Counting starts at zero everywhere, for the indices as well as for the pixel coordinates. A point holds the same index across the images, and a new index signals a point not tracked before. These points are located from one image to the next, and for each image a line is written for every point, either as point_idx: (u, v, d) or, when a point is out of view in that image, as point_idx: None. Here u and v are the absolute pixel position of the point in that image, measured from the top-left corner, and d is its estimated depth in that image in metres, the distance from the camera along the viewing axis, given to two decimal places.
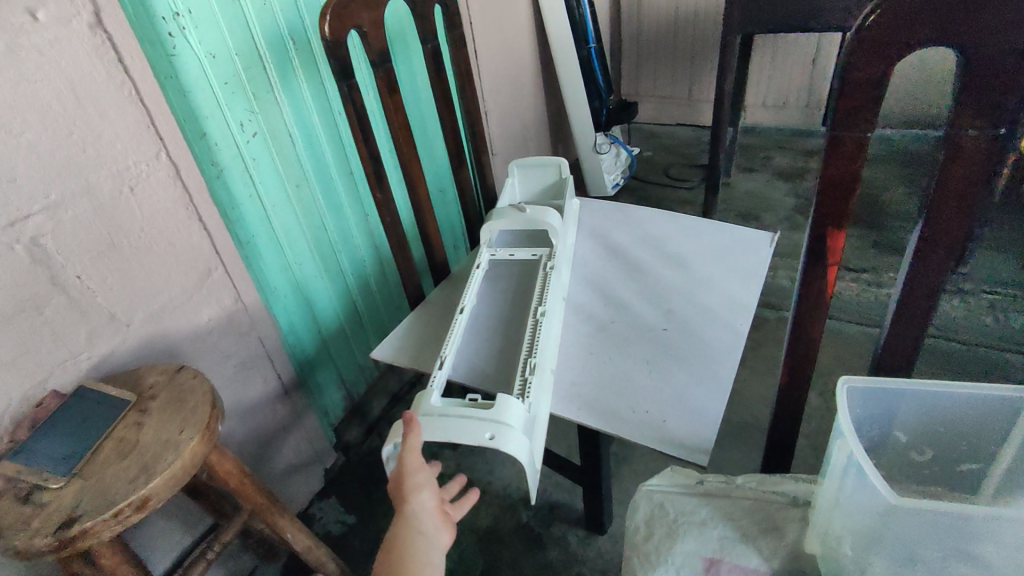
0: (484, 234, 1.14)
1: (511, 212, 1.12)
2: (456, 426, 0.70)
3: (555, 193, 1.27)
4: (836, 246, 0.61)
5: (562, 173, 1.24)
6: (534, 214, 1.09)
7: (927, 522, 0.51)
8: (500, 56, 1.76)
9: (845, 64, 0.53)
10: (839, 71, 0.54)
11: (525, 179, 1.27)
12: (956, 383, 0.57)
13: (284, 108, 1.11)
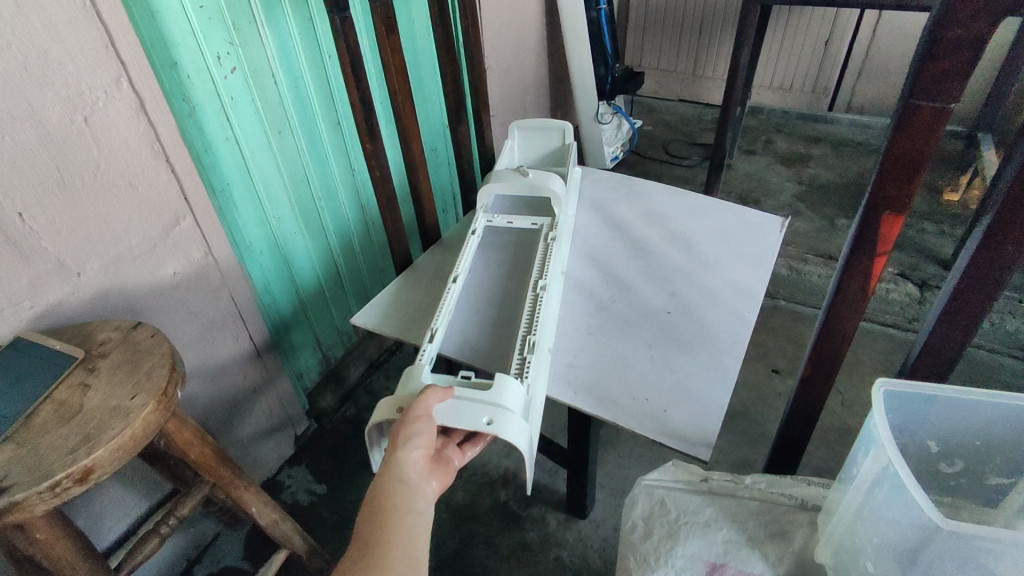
0: (481, 198, 1.06)
1: (510, 176, 1.04)
2: (451, 408, 0.63)
3: (557, 160, 1.19)
4: (889, 233, 0.58)
5: (565, 139, 1.17)
6: (536, 179, 1.01)
7: (966, 549, 0.47)
8: (505, 10, 1.65)
9: (936, 23, 0.48)
10: (929, 29, 0.48)
11: (525, 142, 1.20)
12: (1000, 393, 0.52)
13: (268, 44, 1.01)
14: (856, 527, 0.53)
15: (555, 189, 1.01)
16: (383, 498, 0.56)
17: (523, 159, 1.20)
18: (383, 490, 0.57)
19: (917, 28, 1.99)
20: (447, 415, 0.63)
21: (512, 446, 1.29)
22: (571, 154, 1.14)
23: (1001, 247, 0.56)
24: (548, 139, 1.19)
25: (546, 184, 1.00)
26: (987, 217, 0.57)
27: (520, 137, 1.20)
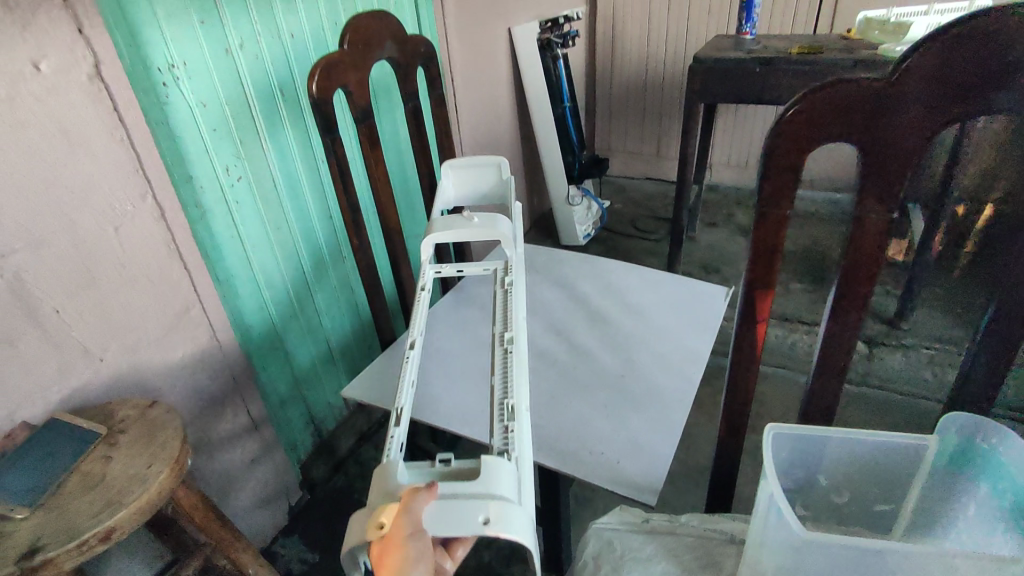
0: (424, 246, 1.03)
1: (452, 220, 1.02)
2: (444, 512, 0.55)
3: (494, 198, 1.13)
4: (764, 308, 0.64)
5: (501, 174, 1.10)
6: (483, 224, 0.99)
7: (843, 558, 0.56)
8: (479, 112, 1.87)
9: (768, 148, 0.55)
10: (763, 153, 0.55)
11: (461, 178, 1.12)
12: (873, 432, 0.62)
13: (270, 155, 1.18)
14: (756, 546, 0.63)
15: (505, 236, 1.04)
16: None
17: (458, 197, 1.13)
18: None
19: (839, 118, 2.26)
20: (438, 522, 0.54)
21: None
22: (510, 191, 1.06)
23: (846, 316, 0.61)
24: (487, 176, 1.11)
25: (494, 230, 0.99)
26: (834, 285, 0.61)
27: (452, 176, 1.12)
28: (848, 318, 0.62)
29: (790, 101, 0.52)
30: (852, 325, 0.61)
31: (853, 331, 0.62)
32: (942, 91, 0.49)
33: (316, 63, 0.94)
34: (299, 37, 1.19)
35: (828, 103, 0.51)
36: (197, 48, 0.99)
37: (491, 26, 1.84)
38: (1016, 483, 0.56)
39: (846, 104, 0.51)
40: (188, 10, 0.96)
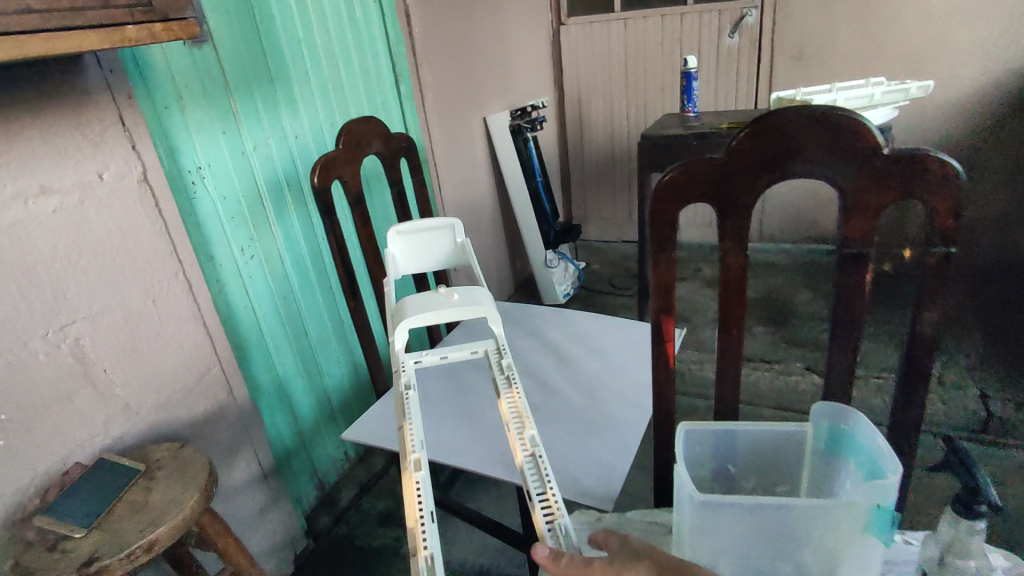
0: (398, 333, 0.87)
1: (426, 297, 0.87)
2: None
3: (450, 260, 1.12)
4: (669, 331, 0.81)
5: (456, 237, 1.10)
6: (464, 297, 0.87)
7: (733, 512, 0.70)
8: (460, 190, 2.11)
9: (652, 212, 0.73)
10: (649, 215, 0.74)
11: (415, 243, 1.10)
12: (767, 423, 0.79)
13: (277, 236, 1.39)
14: (676, 525, 0.77)
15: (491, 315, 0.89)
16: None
17: (414, 263, 1.11)
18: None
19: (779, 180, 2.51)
20: None
21: (484, 546, 1.49)
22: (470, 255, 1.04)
23: (729, 331, 0.79)
24: (443, 239, 1.10)
25: (478, 308, 0.86)
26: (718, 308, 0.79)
27: (403, 240, 1.09)
28: (731, 336, 0.79)
29: (661, 176, 0.72)
30: (736, 340, 0.79)
31: (736, 345, 0.80)
32: (758, 163, 0.69)
33: (317, 160, 1.17)
34: (303, 138, 1.44)
35: (686, 178, 0.71)
36: (218, 153, 1.22)
37: (467, 117, 2.12)
38: (863, 452, 0.72)
39: (699, 178, 0.71)
40: (213, 124, 1.20)
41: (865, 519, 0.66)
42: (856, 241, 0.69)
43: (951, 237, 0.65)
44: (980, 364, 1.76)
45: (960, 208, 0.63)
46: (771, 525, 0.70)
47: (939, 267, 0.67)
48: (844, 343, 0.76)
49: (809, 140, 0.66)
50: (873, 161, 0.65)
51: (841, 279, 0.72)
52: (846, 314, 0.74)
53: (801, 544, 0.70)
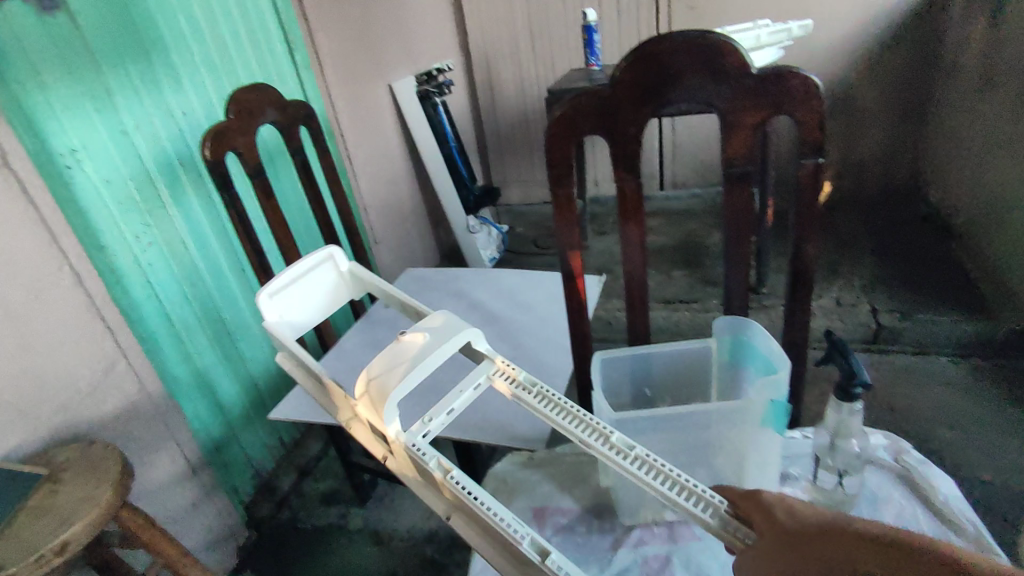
0: (387, 415, 0.69)
1: (395, 353, 0.73)
2: None
3: (333, 295, 1.07)
4: (577, 265, 0.84)
5: (339, 267, 1.06)
6: (434, 333, 0.75)
7: (647, 426, 0.75)
8: (373, 160, 2.06)
9: (549, 148, 0.76)
10: (546, 152, 0.77)
11: (300, 292, 1.00)
12: (676, 341, 0.84)
13: (176, 219, 1.31)
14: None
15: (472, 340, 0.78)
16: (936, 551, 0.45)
17: (298, 314, 1.00)
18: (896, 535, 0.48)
19: (685, 128, 2.58)
20: None
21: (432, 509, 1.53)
22: (366, 272, 1.04)
23: (633, 260, 0.83)
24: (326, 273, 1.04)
25: (459, 331, 0.76)
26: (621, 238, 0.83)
27: (285, 295, 0.98)
28: (635, 263, 0.83)
29: (554, 110, 0.74)
30: (639, 267, 0.83)
31: (641, 272, 0.84)
32: (641, 92, 0.72)
33: (206, 132, 1.11)
34: (191, 114, 1.35)
35: (575, 113, 0.74)
36: (94, 133, 1.13)
37: (371, 84, 2.05)
38: (760, 355, 0.77)
39: (589, 112, 0.73)
40: (84, 103, 1.10)
41: (762, 415, 0.71)
42: (738, 160, 0.74)
43: (818, 148, 0.71)
44: (871, 284, 1.91)
45: (823, 120, 0.69)
46: (682, 432, 0.75)
47: (810, 177, 0.74)
48: (738, 259, 0.81)
49: (686, 65, 0.69)
50: (744, 81, 0.69)
51: (728, 200, 0.77)
52: (736, 231, 0.79)
53: (712, 450, 0.76)
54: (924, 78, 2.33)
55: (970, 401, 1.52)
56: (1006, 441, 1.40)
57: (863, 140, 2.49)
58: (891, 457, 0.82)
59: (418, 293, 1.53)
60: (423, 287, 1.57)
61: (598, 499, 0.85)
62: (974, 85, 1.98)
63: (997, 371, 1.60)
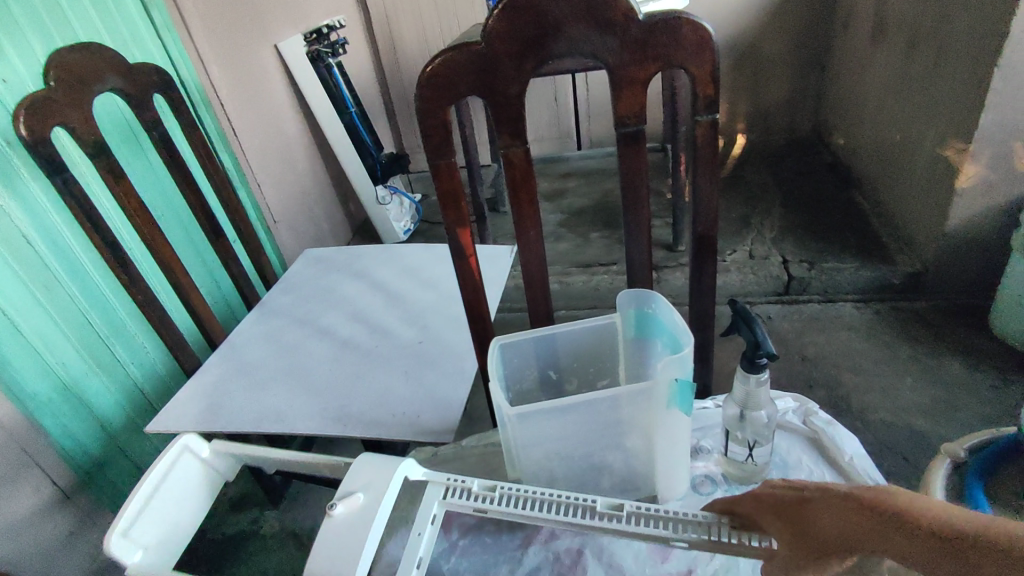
0: None
1: (333, 540, 0.60)
2: None
3: (201, 492, 0.80)
4: (467, 243, 0.77)
5: (200, 454, 0.81)
6: (365, 498, 0.62)
7: (548, 418, 0.70)
8: (263, 130, 1.86)
9: (422, 113, 0.66)
10: (419, 116, 0.66)
11: (158, 508, 0.73)
12: (577, 320, 0.78)
13: (12, 212, 1.08)
14: (501, 442, 0.75)
15: (408, 473, 0.67)
16: (920, 516, 0.46)
17: (162, 538, 0.73)
18: (880, 500, 0.48)
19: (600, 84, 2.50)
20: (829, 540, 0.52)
21: None
22: (240, 444, 0.81)
23: (526, 233, 0.76)
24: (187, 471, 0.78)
25: (391, 474, 0.64)
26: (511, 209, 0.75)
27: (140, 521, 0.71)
28: (530, 237, 0.76)
29: (424, 68, 0.64)
30: (534, 241, 0.76)
31: (536, 247, 0.77)
32: (518, 46, 0.63)
33: (21, 104, 0.92)
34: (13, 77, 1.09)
35: (449, 71, 0.63)
36: None
37: (252, 44, 1.84)
38: (665, 330, 0.73)
39: (465, 70, 0.64)
40: None
41: (667, 395, 0.66)
42: (631, 119, 0.68)
43: (714, 104, 0.66)
44: (779, 236, 1.93)
45: (716, 74, 0.64)
46: (588, 418, 0.70)
47: (708, 135, 0.68)
48: (637, 228, 0.76)
49: (567, 13, 0.61)
50: (630, 30, 0.62)
51: (623, 164, 0.71)
52: (633, 197, 0.73)
53: (619, 436, 0.72)
54: (823, 28, 2.36)
55: (869, 343, 1.59)
56: (903, 381, 1.47)
57: (771, 90, 2.50)
58: (800, 420, 0.80)
59: (316, 277, 1.40)
60: (322, 269, 1.44)
61: None
62: (867, 35, 2.02)
63: (896, 314, 1.66)
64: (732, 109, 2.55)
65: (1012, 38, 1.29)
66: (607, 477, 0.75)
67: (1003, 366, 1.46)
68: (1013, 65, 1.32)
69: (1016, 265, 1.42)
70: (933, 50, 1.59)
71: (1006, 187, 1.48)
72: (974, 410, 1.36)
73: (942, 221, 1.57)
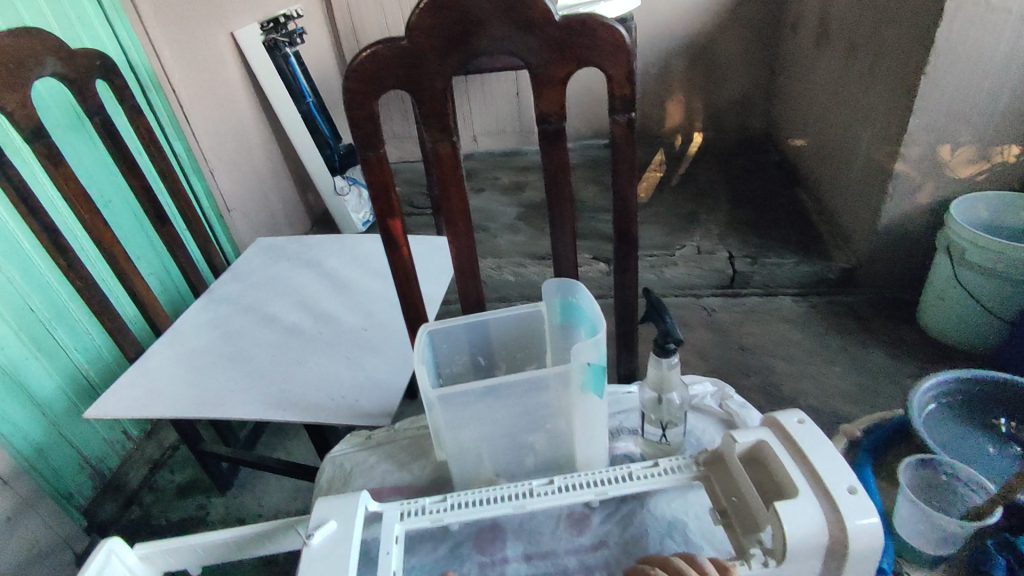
0: None
1: None
2: None
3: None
4: (398, 231, 0.79)
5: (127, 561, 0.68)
6: (334, 526, 0.63)
7: (474, 400, 0.73)
8: (217, 117, 1.84)
9: (350, 105, 0.68)
10: (347, 109, 0.69)
11: None
12: (506, 308, 0.81)
13: None
14: (428, 425, 0.77)
15: (366, 504, 0.68)
16: None
17: None
18: None
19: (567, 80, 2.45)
20: None
21: (299, 489, 1.46)
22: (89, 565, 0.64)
23: (455, 223, 0.79)
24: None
25: (355, 503, 0.66)
26: (440, 199, 0.78)
27: None
28: (460, 227, 0.80)
29: (350, 61, 0.66)
30: (464, 231, 0.80)
31: (466, 236, 0.80)
32: (442, 41, 0.66)
33: None
34: None
35: (372, 65, 0.66)
36: None
37: (206, 29, 1.82)
38: (586, 317, 0.76)
39: (390, 67, 0.66)
40: None
41: (581, 379, 0.70)
42: (552, 116, 0.71)
43: (629, 102, 0.70)
44: (726, 232, 1.99)
45: (630, 74, 0.68)
46: (508, 400, 0.74)
47: (626, 134, 0.72)
48: (561, 222, 0.79)
49: (488, 11, 0.64)
50: (548, 30, 0.66)
51: (545, 158, 0.74)
52: (557, 190, 0.77)
53: (543, 420, 0.76)
54: (774, 31, 2.43)
55: (805, 334, 1.66)
56: (832, 369, 1.55)
57: (725, 91, 2.57)
58: (716, 403, 0.85)
59: (265, 265, 1.41)
60: (272, 257, 1.44)
61: (438, 473, 0.83)
62: (812, 40, 2.10)
63: (830, 307, 1.75)
64: (687, 107, 2.61)
65: (937, 47, 1.37)
66: (531, 456, 0.79)
67: (924, 356, 1.55)
68: (938, 73, 1.40)
69: (939, 261, 1.51)
70: (870, 57, 1.66)
71: (931, 189, 1.57)
72: (895, 396, 1.45)
73: (875, 218, 1.66)
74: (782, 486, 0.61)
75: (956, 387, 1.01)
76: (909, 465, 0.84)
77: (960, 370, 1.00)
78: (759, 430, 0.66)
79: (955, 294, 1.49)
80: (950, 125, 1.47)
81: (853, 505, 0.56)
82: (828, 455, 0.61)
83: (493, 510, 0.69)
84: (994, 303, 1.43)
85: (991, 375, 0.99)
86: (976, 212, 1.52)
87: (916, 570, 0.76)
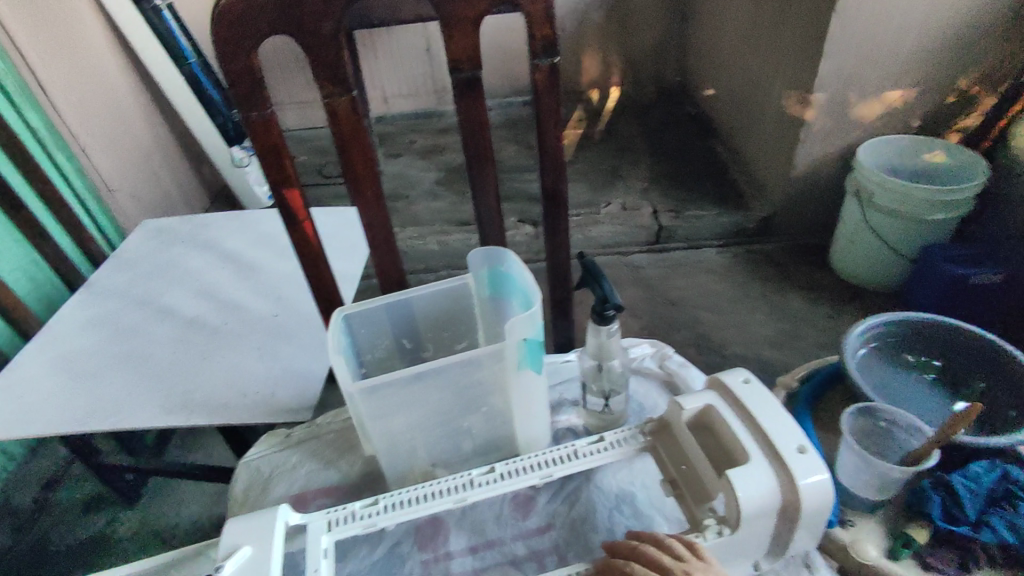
0: None
1: None
2: None
3: None
4: (298, 203, 0.70)
5: None
6: (248, 552, 0.55)
7: (402, 387, 0.66)
8: (81, 82, 1.60)
9: (221, 55, 0.57)
10: (219, 62, 0.57)
11: None
12: (431, 284, 0.74)
13: None
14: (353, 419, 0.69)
15: (286, 518, 0.59)
16: None
17: None
18: None
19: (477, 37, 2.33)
20: None
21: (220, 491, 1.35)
22: None
23: (365, 191, 0.70)
24: None
25: (273, 520, 0.57)
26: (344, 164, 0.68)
27: None
28: (367, 193, 0.71)
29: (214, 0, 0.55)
30: (375, 199, 0.71)
31: (377, 203, 0.72)
32: None
33: None
34: None
35: (241, 6, 0.55)
36: None
37: None
38: (518, 288, 0.70)
39: (265, 9, 0.55)
40: None
41: (518, 356, 0.65)
42: (465, 65, 0.63)
43: (551, 47, 0.63)
44: (649, 186, 1.98)
45: (550, 14, 0.61)
46: (440, 384, 0.67)
47: (547, 83, 0.66)
48: (483, 185, 0.73)
49: None
50: None
51: (462, 112, 0.66)
52: (477, 148, 0.69)
53: (479, 401, 0.70)
54: None
55: (728, 284, 1.70)
56: (757, 316, 1.59)
57: (639, 42, 2.54)
58: (656, 365, 0.83)
59: (154, 250, 1.24)
60: (162, 240, 1.27)
61: (369, 469, 0.76)
62: None
63: (750, 256, 1.79)
64: (603, 60, 2.56)
65: None
66: (469, 441, 0.73)
67: (838, 298, 1.62)
68: (847, 18, 1.41)
69: (849, 206, 1.57)
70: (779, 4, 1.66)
71: (841, 133, 1.62)
72: (816, 338, 1.51)
73: (789, 166, 1.69)
74: (733, 451, 0.59)
75: (884, 330, 1.05)
76: (853, 415, 0.86)
77: (888, 314, 1.04)
78: (705, 394, 0.63)
79: (864, 237, 1.55)
80: (857, 70, 1.50)
81: (803, 466, 0.55)
82: (774, 415, 0.59)
83: (432, 506, 0.62)
84: (898, 243, 1.50)
85: (917, 317, 1.03)
86: (879, 156, 1.58)
87: (861, 517, 0.82)
